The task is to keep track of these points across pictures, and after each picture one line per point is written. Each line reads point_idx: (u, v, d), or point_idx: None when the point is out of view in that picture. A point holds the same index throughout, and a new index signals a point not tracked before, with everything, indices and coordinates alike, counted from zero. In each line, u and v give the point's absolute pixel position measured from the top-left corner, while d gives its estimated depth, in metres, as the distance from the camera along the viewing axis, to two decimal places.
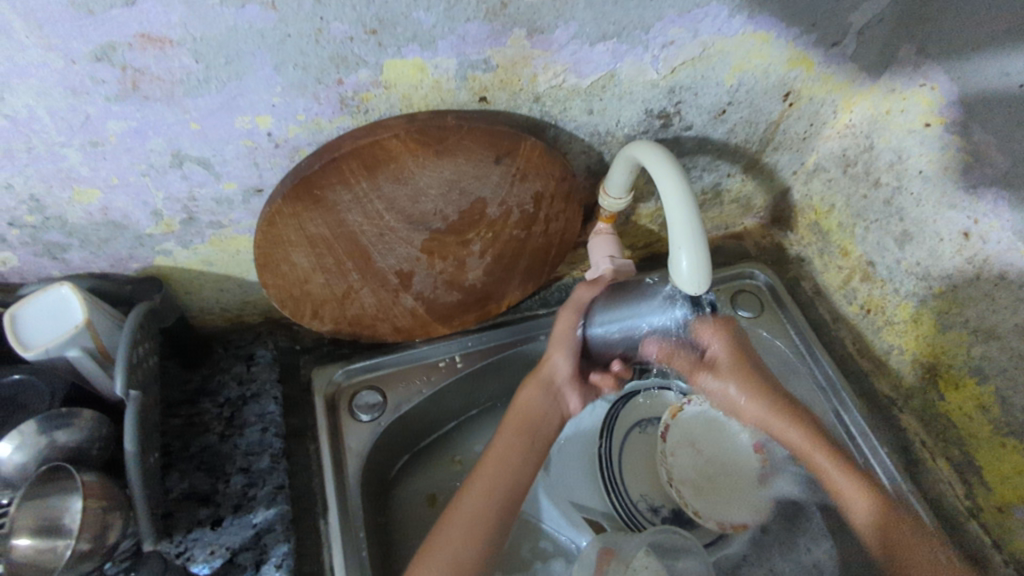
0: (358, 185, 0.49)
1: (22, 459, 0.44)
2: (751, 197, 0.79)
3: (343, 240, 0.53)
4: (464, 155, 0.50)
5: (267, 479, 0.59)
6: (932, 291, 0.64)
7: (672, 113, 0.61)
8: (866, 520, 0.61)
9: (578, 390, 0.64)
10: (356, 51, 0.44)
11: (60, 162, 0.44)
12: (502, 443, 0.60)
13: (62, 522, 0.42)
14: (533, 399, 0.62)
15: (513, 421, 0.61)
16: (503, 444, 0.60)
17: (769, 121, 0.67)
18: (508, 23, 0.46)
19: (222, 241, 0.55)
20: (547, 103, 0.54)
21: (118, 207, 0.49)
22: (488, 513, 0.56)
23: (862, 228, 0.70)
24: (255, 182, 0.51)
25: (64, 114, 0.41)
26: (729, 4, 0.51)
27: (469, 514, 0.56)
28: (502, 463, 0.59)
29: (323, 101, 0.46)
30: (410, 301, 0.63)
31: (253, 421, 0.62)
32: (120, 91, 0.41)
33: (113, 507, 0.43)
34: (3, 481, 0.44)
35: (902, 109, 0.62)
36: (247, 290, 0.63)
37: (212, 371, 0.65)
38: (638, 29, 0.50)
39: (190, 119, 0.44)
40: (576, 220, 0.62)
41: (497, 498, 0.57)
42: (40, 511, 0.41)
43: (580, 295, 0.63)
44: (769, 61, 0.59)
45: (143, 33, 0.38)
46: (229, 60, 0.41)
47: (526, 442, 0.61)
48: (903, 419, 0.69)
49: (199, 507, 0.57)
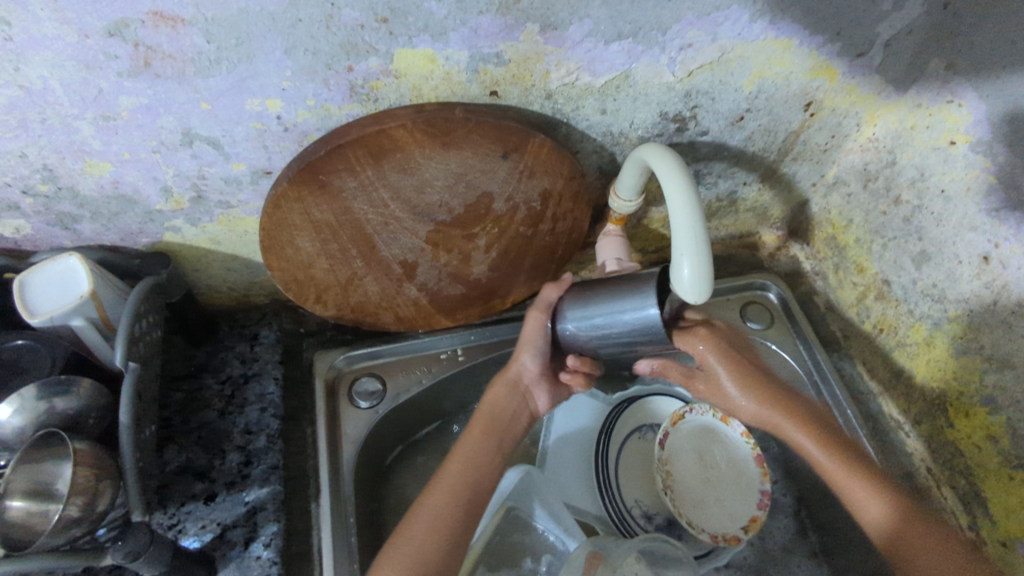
0: (365, 173, 0.49)
1: (20, 423, 0.45)
2: (768, 207, 0.78)
3: (348, 227, 0.54)
4: (471, 149, 0.50)
5: (263, 458, 0.60)
6: (947, 315, 0.62)
7: (687, 117, 0.60)
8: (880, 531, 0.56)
9: (548, 390, 0.61)
10: (367, 39, 0.44)
11: (73, 135, 0.45)
12: (467, 443, 0.57)
13: (54, 487, 0.42)
14: (501, 395, 0.59)
15: (480, 420, 0.58)
16: (470, 443, 0.57)
17: (788, 130, 0.65)
18: (522, 18, 0.45)
19: (229, 221, 0.56)
20: (559, 100, 0.54)
21: (128, 182, 0.50)
22: (456, 512, 0.52)
23: (879, 245, 0.68)
24: (263, 164, 0.51)
25: (77, 87, 0.42)
26: (750, 8, 0.50)
27: (436, 514, 0.52)
28: (471, 460, 0.56)
29: (333, 88, 0.46)
30: (414, 292, 0.63)
31: (253, 400, 0.63)
32: (132, 67, 0.41)
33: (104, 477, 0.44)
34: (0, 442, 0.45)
35: (927, 125, 0.61)
36: (254, 270, 0.63)
37: (217, 349, 0.66)
38: (655, 30, 0.50)
39: (201, 98, 0.45)
40: (585, 219, 0.62)
41: (466, 499, 0.54)
42: (34, 476, 0.42)
43: (546, 294, 0.57)
44: (790, 69, 0.57)
45: (155, 11, 0.38)
46: (240, 42, 0.41)
47: (494, 443, 0.58)
48: (911, 443, 0.67)
49: (195, 481, 0.58)
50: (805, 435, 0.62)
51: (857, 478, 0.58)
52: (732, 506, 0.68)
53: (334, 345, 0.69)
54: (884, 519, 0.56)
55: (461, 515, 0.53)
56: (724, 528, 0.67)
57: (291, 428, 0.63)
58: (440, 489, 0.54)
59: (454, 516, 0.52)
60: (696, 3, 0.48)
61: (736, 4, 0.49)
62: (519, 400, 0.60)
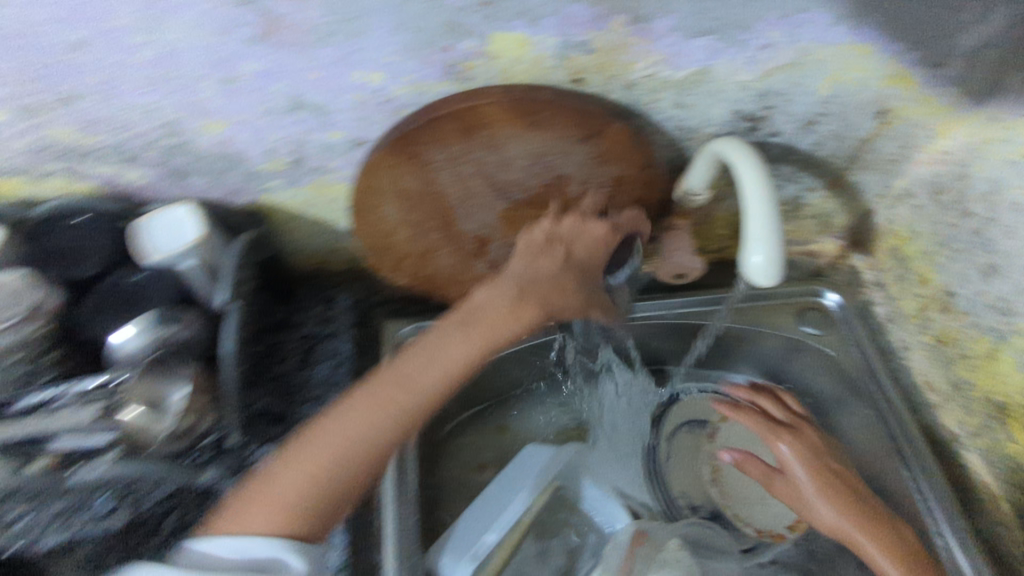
0: (453, 147, 0.53)
1: (135, 350, 0.49)
2: (831, 214, 0.79)
3: (430, 199, 0.57)
4: (554, 130, 0.53)
5: (336, 410, 0.61)
6: (1013, 327, 0.61)
7: (761, 117, 0.62)
8: None
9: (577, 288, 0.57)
10: (467, 22, 0.47)
11: (195, 94, 0.50)
12: (401, 371, 0.49)
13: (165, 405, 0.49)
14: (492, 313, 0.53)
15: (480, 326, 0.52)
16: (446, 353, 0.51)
17: (857, 138, 0.67)
18: (612, 8, 0.48)
19: (320, 186, 0.60)
20: (639, 91, 0.56)
21: (238, 141, 0.54)
22: (386, 440, 0.47)
23: (945, 257, 0.68)
24: (358, 135, 0.55)
25: (204, 49, 0.46)
26: (832, 12, 0.52)
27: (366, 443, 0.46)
28: (406, 385, 0.49)
29: (430, 66, 0.50)
30: (484, 269, 0.65)
31: (326, 356, 0.66)
32: (256, 34, 0.45)
33: None
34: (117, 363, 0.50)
35: (1004, 139, 0.58)
36: (337, 237, 0.67)
37: (296, 308, 0.70)
38: (739, 28, 0.52)
39: (312, 67, 0.49)
40: (646, 185, 0.62)
41: (409, 415, 0.48)
42: (151, 393, 0.48)
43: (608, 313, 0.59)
44: (868, 74, 0.58)
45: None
46: (352, 15, 0.45)
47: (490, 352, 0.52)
48: (969, 456, 0.67)
49: (273, 425, 0.59)
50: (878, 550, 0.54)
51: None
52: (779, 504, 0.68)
53: (401, 314, 0.71)
54: None
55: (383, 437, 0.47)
56: (771, 524, 0.68)
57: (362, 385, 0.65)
58: (352, 420, 0.46)
59: (386, 429, 0.47)
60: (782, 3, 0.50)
61: (818, 8, 0.51)
62: (549, 287, 0.55)
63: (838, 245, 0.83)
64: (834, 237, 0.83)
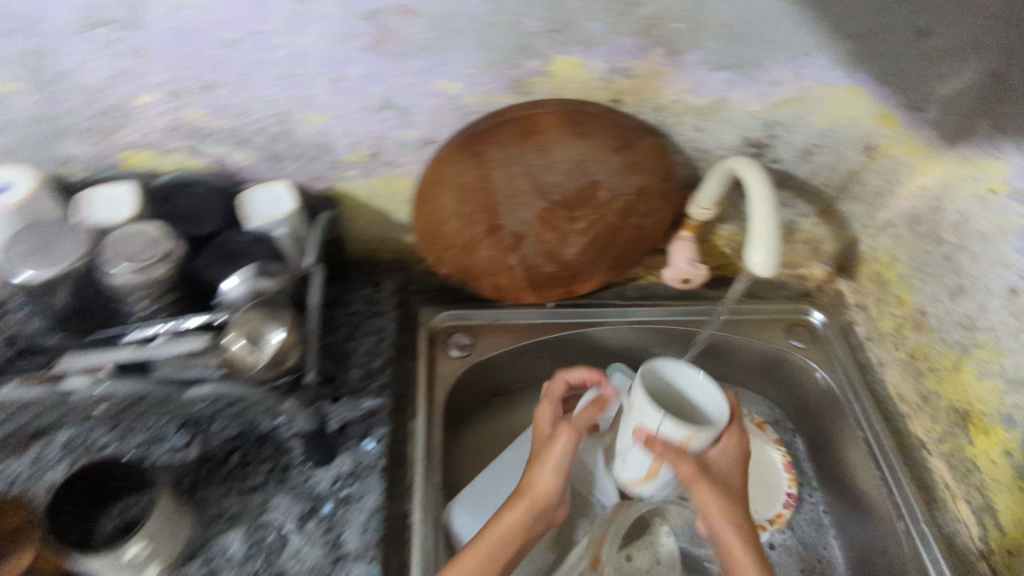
0: (511, 148, 0.63)
1: (240, 294, 0.55)
2: (820, 241, 0.97)
3: (481, 195, 0.68)
4: (594, 136, 0.64)
5: (377, 376, 0.74)
6: (975, 341, 0.76)
7: (766, 143, 0.75)
8: (726, 462, 0.66)
9: (552, 467, 0.63)
10: (537, 44, 0.57)
11: (306, 90, 0.58)
12: (510, 517, 0.61)
13: None
14: (496, 530, 0.60)
15: (486, 542, 0.60)
16: (509, 518, 0.61)
17: (850, 167, 0.83)
18: (654, 41, 0.58)
19: (389, 181, 0.70)
20: (665, 114, 0.67)
21: (331, 133, 0.63)
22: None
23: (919, 280, 0.84)
24: (430, 135, 0.65)
25: (329, 54, 0.55)
26: (829, 55, 0.64)
27: (516, 521, 0.61)
28: (502, 531, 0.60)
29: (500, 79, 0.60)
30: (516, 262, 0.79)
31: (372, 331, 0.79)
32: (369, 44, 0.55)
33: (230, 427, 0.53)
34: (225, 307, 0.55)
35: (971, 176, 0.73)
36: (392, 226, 0.78)
37: (347, 288, 0.82)
38: (751, 66, 0.63)
39: (405, 75, 0.58)
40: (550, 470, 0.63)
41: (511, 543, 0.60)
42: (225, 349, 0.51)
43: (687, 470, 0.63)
44: (858, 111, 0.72)
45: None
46: (445, 35, 0.55)
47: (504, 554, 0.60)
48: (934, 461, 0.84)
49: (324, 386, 0.72)
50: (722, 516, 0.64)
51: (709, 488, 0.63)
52: None
53: (436, 300, 0.86)
54: (729, 454, 0.66)
55: (523, 532, 0.61)
56: None
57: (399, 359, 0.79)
58: (508, 514, 0.61)
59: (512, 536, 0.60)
60: (788, 47, 0.62)
61: (820, 51, 0.63)
62: (533, 519, 0.62)
63: (825, 270, 1.02)
64: (823, 263, 1.01)
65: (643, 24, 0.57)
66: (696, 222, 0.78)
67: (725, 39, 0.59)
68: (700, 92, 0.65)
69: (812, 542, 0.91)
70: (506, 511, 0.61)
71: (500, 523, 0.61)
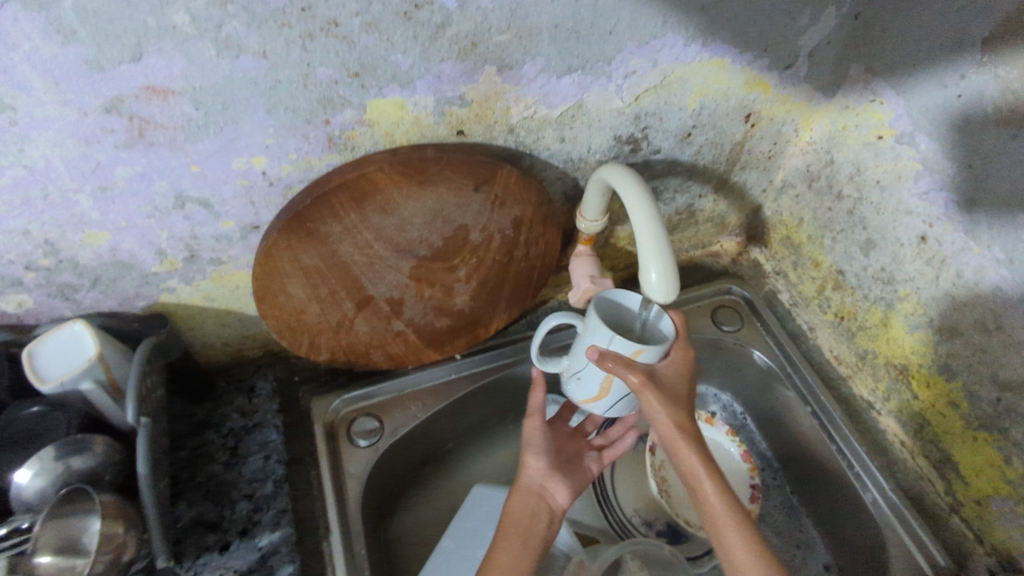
0: (348, 218, 0.53)
1: (40, 484, 0.45)
2: (725, 215, 0.87)
3: (335, 270, 0.57)
4: (445, 183, 0.54)
5: (272, 503, 0.64)
6: (898, 295, 0.71)
7: (639, 138, 0.66)
8: (678, 370, 0.56)
9: (562, 481, 0.62)
10: (342, 93, 0.47)
11: (73, 209, 0.47)
12: (515, 500, 0.60)
13: (81, 541, 0.43)
14: (513, 511, 0.59)
15: (507, 531, 0.57)
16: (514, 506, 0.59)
17: (733, 142, 0.74)
18: (480, 61, 0.50)
19: (221, 276, 0.58)
20: (520, 133, 0.58)
21: (126, 248, 0.52)
22: None
23: (830, 239, 0.78)
24: (251, 220, 0.54)
25: (76, 162, 0.44)
26: (683, 34, 0.56)
27: (520, 507, 0.59)
28: (520, 521, 0.58)
29: (313, 141, 0.49)
30: (401, 327, 0.68)
31: (257, 448, 0.68)
32: (127, 139, 0.43)
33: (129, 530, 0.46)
34: (23, 505, 0.45)
35: (856, 124, 0.69)
36: (246, 324, 0.67)
37: (217, 404, 0.70)
38: (601, 61, 0.55)
39: (192, 161, 0.47)
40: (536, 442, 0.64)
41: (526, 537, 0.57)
42: (61, 531, 0.43)
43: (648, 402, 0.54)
44: (727, 85, 0.65)
45: (84, 59, 0.38)
46: (225, 106, 0.44)
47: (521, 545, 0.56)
48: (884, 420, 0.77)
49: (207, 533, 0.61)
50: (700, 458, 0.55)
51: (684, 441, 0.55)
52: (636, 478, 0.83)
53: (328, 388, 0.73)
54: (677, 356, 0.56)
55: (529, 521, 0.58)
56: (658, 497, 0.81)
57: (295, 472, 0.67)
58: (518, 496, 0.60)
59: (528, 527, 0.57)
60: (635, 34, 0.54)
61: (671, 32, 0.56)
62: (543, 499, 0.60)
63: (734, 242, 0.94)
64: (731, 236, 0.93)
65: (462, 44, 0.48)
66: (587, 235, 0.67)
67: (561, 41, 0.51)
68: (551, 100, 0.56)
69: (788, 528, 0.84)
70: (513, 499, 0.60)
71: (508, 512, 0.59)
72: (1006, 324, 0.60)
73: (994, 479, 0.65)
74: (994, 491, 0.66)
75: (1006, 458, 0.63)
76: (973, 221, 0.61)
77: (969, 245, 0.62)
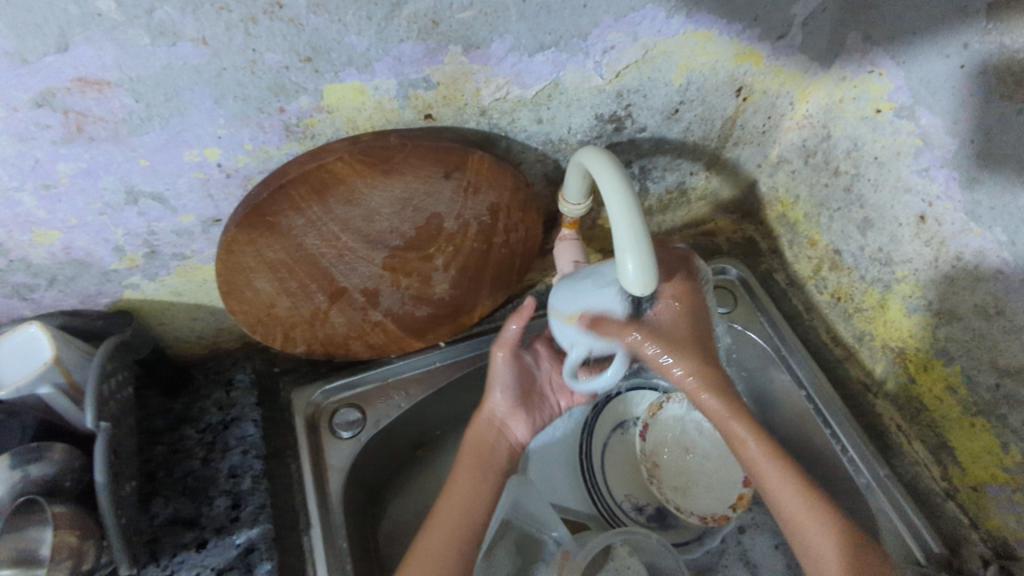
0: (310, 210, 0.51)
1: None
2: (718, 192, 0.84)
3: (303, 263, 0.55)
4: (413, 171, 0.51)
5: (250, 499, 0.62)
6: (896, 276, 0.68)
7: (623, 116, 0.63)
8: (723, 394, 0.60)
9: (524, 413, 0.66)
10: (294, 79, 0.44)
11: (16, 208, 0.45)
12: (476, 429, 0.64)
13: (37, 552, 0.46)
14: (472, 448, 0.63)
15: (468, 458, 0.62)
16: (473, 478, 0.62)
17: (724, 117, 0.70)
18: (443, 41, 0.46)
19: (186, 271, 0.56)
20: (494, 115, 0.55)
21: (80, 246, 0.50)
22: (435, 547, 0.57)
23: (826, 218, 0.74)
24: (211, 213, 0.51)
25: (14, 160, 0.42)
26: (664, 6, 0.53)
27: (478, 438, 0.64)
28: (478, 453, 0.62)
29: (269, 130, 0.47)
30: (380, 317, 0.65)
31: (234, 443, 0.65)
32: (65, 134, 0.41)
33: (88, 536, 0.49)
34: None
35: (854, 96, 0.65)
36: (220, 318, 0.65)
37: (194, 399, 0.69)
38: (576, 37, 0.51)
39: (139, 156, 0.45)
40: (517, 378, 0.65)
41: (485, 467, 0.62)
42: (16, 543, 0.46)
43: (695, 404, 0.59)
44: (715, 57, 0.61)
45: (5, 52, 0.36)
46: (168, 97, 0.41)
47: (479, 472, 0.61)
48: (880, 405, 0.75)
49: (184, 531, 0.60)
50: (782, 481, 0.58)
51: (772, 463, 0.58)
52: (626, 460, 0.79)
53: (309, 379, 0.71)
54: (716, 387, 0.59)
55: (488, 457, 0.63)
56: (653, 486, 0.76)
57: (274, 466, 0.65)
58: (476, 432, 0.64)
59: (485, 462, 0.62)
60: (611, 7, 0.50)
61: (651, 4, 0.52)
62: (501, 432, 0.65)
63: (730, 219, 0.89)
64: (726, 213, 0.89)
65: (421, 23, 0.44)
66: (571, 219, 0.64)
67: (531, 17, 0.48)
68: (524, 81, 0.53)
69: None
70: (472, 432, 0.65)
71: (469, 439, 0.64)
72: (1006, 308, 0.57)
73: (992, 464, 0.63)
74: (991, 478, 0.64)
75: (1004, 445, 0.61)
76: (975, 200, 0.58)
77: (969, 225, 0.59)
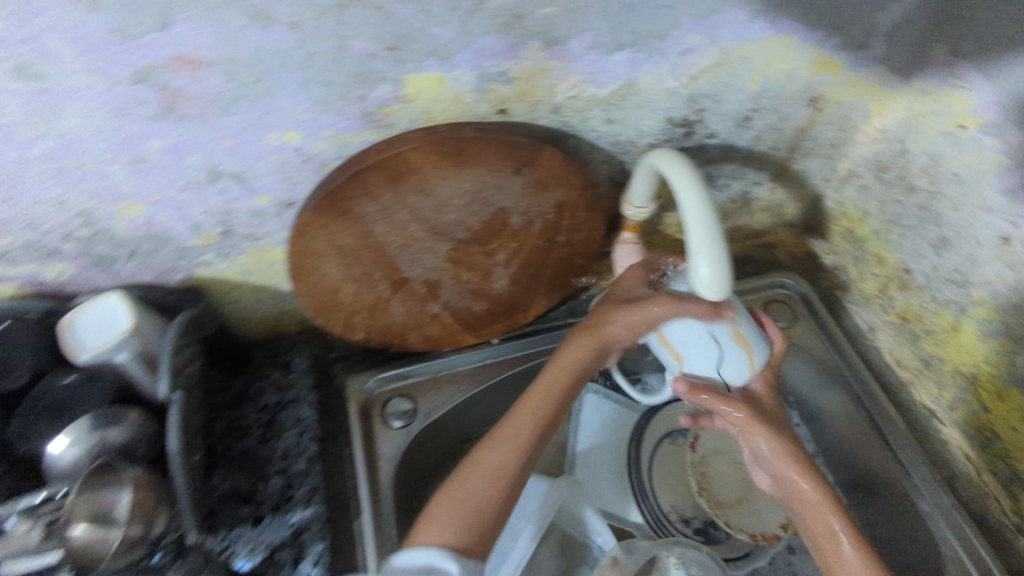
0: (383, 197, 0.51)
1: (77, 452, 0.50)
2: (782, 205, 0.82)
3: (370, 251, 0.56)
4: (484, 167, 0.52)
5: (305, 480, 0.64)
6: (972, 299, 0.65)
7: (694, 121, 0.62)
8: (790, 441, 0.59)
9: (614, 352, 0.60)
10: (378, 68, 0.45)
11: (106, 180, 0.47)
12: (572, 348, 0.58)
13: (113, 513, 0.48)
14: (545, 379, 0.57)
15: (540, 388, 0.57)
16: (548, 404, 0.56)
17: (796, 127, 0.69)
18: (525, 35, 0.46)
19: (256, 252, 0.58)
20: (566, 113, 0.55)
21: (160, 221, 0.51)
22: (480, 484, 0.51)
23: (898, 235, 0.71)
24: (286, 196, 0.53)
25: (108, 133, 0.43)
26: (747, 10, 0.52)
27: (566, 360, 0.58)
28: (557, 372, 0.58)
29: (348, 116, 0.48)
30: (437, 310, 0.66)
31: (290, 425, 0.67)
32: (158, 110, 0.43)
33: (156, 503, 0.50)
34: (61, 472, 0.50)
35: (936, 110, 0.61)
36: (282, 300, 0.66)
37: (253, 379, 0.71)
38: (655, 37, 0.51)
39: (224, 135, 0.46)
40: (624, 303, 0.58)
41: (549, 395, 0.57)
42: (95, 503, 0.48)
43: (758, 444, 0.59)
44: (791, 65, 0.60)
45: (110, 28, 0.37)
46: (257, 78, 0.43)
47: (548, 408, 0.56)
48: (948, 432, 0.72)
49: (240, 506, 0.61)
50: (847, 534, 0.55)
51: (837, 516, 0.56)
52: (673, 472, 0.77)
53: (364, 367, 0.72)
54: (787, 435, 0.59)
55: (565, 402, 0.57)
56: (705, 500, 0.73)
57: (327, 449, 0.67)
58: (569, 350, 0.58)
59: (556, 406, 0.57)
60: (693, 9, 0.50)
61: (733, 7, 0.51)
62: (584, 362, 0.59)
63: (792, 233, 0.87)
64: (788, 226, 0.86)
65: (505, 17, 0.44)
66: (634, 222, 0.63)
67: (614, 15, 0.48)
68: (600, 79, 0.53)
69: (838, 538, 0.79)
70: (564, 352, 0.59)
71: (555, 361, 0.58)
72: None
73: None
74: None
75: None
76: None
77: None
